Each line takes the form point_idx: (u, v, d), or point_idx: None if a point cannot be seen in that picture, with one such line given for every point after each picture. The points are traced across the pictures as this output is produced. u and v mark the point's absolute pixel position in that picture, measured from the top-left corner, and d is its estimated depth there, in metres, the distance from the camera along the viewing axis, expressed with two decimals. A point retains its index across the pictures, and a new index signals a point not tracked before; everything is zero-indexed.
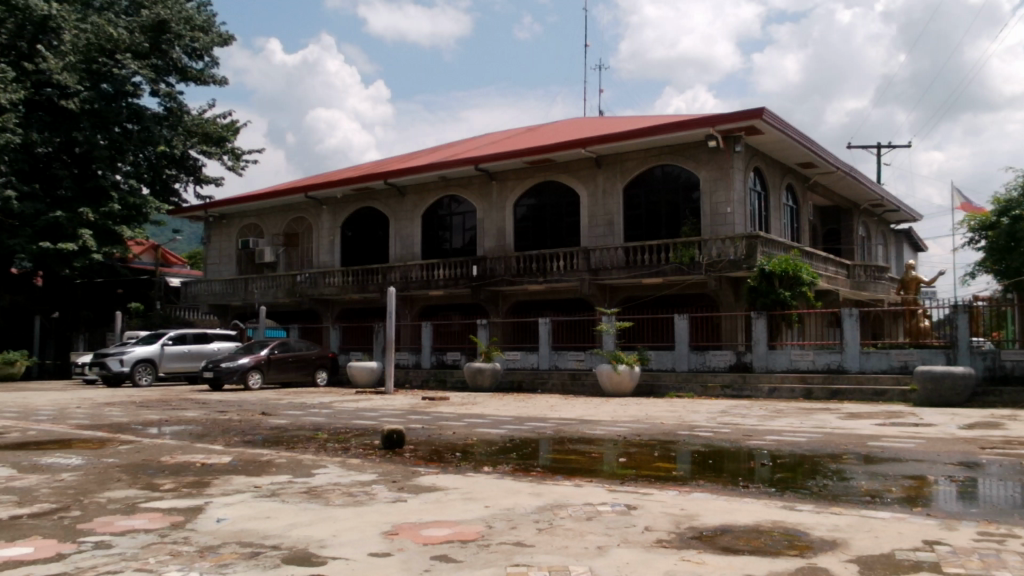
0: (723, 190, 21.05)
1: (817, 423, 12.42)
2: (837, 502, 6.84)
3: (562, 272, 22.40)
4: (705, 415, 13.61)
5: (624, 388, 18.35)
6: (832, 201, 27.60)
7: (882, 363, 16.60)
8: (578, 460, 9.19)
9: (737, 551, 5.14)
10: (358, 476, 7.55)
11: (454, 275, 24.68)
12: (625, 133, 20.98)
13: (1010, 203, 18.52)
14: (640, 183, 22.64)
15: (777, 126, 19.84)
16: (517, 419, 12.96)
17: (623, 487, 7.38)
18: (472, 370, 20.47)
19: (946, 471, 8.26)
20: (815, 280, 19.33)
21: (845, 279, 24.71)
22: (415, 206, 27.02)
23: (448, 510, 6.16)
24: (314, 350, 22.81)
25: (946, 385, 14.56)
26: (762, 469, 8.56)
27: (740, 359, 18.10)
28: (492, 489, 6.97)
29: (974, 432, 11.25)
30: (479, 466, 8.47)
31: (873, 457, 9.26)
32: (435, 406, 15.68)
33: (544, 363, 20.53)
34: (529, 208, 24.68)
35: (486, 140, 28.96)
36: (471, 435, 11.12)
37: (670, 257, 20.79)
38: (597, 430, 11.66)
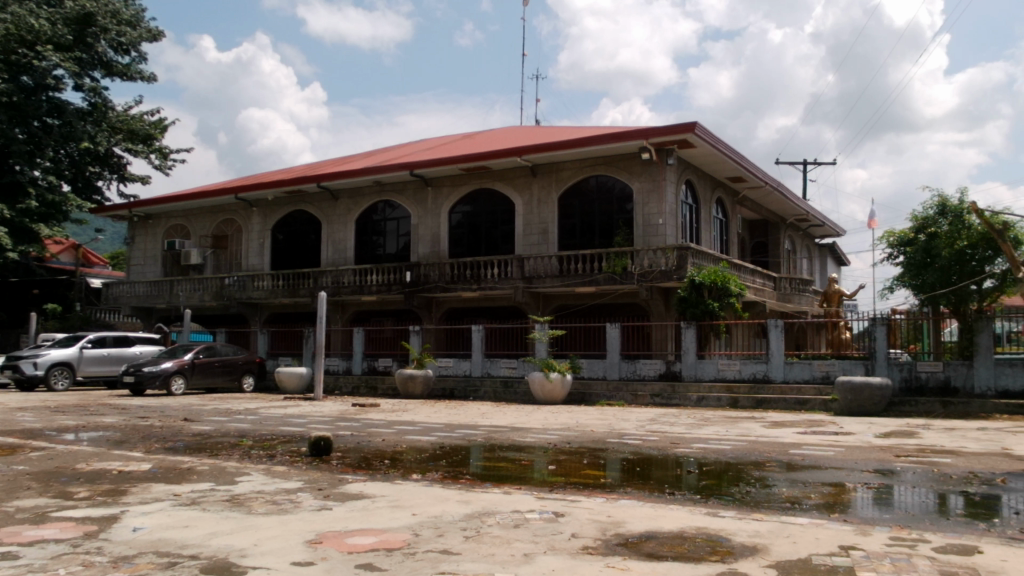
0: (655, 201, 21.40)
1: (742, 432, 12.72)
2: (759, 508, 7.00)
3: (496, 279, 22.47)
4: (635, 423, 13.78)
5: (555, 396, 18.45)
6: (760, 214, 28.33)
7: (805, 373, 17.10)
8: (508, 467, 9.20)
9: (661, 558, 5.22)
10: (282, 484, 7.41)
11: (387, 281, 24.46)
12: (560, 143, 21.13)
13: (926, 220, 19.24)
14: (574, 193, 22.85)
15: (709, 140, 20.26)
16: (448, 426, 12.91)
17: (551, 495, 7.42)
18: (404, 377, 20.30)
19: (863, 479, 8.54)
20: (743, 292, 19.72)
21: (772, 291, 25.40)
22: (349, 210, 26.71)
23: (375, 518, 6.11)
24: (241, 355, 22.34)
25: (864, 395, 15.05)
26: (688, 476, 8.71)
27: (669, 368, 18.45)
28: (421, 497, 6.93)
29: (889, 441, 11.69)
30: (408, 473, 8.42)
31: (795, 465, 9.51)
32: (364, 413, 15.52)
33: (476, 370, 20.66)
34: (464, 215, 24.68)
35: (423, 145, 28.89)
36: (400, 442, 11.04)
37: (603, 266, 21.03)
38: (528, 437, 11.71)
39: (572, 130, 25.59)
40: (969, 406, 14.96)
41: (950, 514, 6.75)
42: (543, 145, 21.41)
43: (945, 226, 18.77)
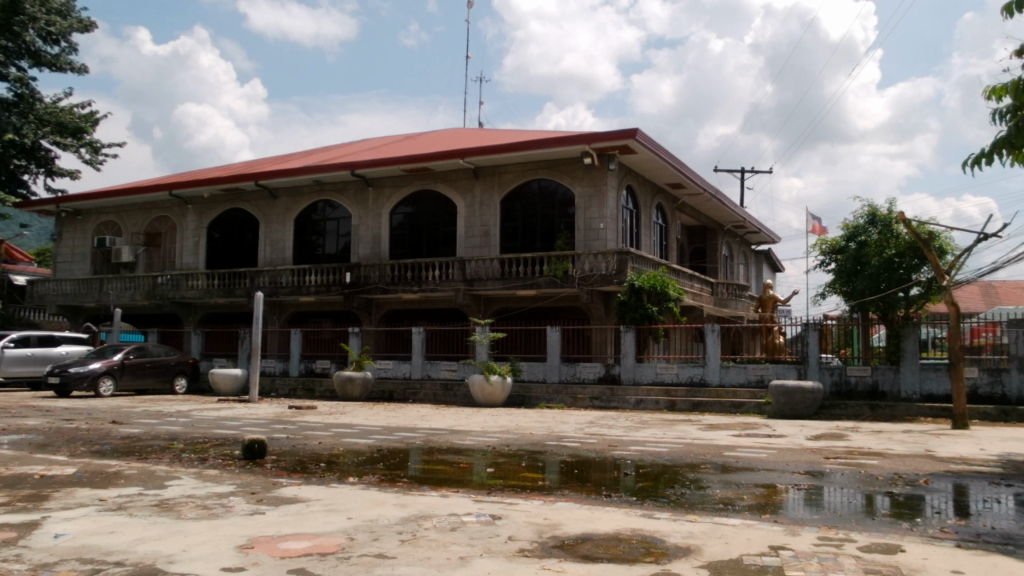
0: (596, 206, 21.59)
1: (678, 434, 12.92)
2: (693, 510, 7.12)
3: (436, 282, 22.42)
4: (573, 426, 13.87)
5: (495, 399, 18.47)
6: (699, 220, 28.83)
7: (740, 377, 17.43)
8: (447, 470, 9.16)
9: (596, 559, 5.26)
10: (215, 488, 7.24)
11: (326, 282, 24.16)
12: (503, 146, 21.16)
13: (857, 229, 19.85)
14: (517, 196, 22.91)
15: (650, 147, 20.53)
16: (386, 429, 12.81)
17: (489, 497, 7.42)
18: (342, 379, 20.07)
19: (793, 480, 8.76)
20: (682, 296, 20.01)
21: (709, 296, 25.88)
22: (288, 209, 26.29)
23: (309, 522, 6.01)
24: (173, 356, 21.82)
25: (797, 399, 15.45)
26: (625, 478, 8.82)
27: (609, 371, 18.63)
28: (357, 501, 6.85)
29: (819, 443, 12.01)
30: (344, 476, 8.32)
31: (729, 467, 9.69)
32: (300, 415, 15.30)
33: (416, 372, 20.51)
34: (405, 216, 24.53)
35: (365, 144, 28.61)
36: (338, 445, 10.90)
37: (544, 269, 21.14)
38: (467, 440, 11.70)
39: (514, 133, 25.65)
40: (896, 409, 15.48)
41: (875, 514, 6.99)
42: (486, 148, 21.42)
43: (874, 235, 19.40)
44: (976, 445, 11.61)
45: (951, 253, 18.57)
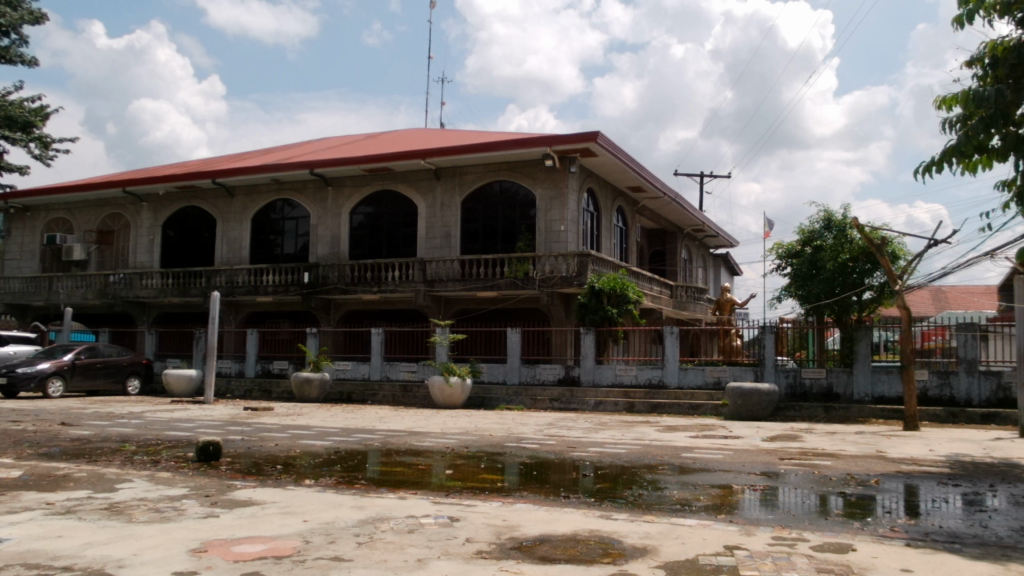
0: (558, 208, 21.65)
1: (637, 435, 13.01)
2: (650, 511, 7.16)
3: (396, 282, 22.32)
4: (533, 427, 13.89)
5: (454, 400, 18.42)
6: (659, 223, 29.08)
7: (697, 379, 17.63)
8: (405, 472, 9.10)
9: (553, 561, 5.27)
10: (167, 491, 7.10)
11: (284, 281, 23.90)
12: (464, 147, 21.12)
13: (812, 234, 20.03)
14: (478, 198, 22.90)
15: (611, 150, 20.65)
16: (344, 431, 12.68)
17: (447, 499, 7.38)
18: (300, 380, 19.82)
19: (748, 480, 8.88)
20: (642, 298, 20.13)
21: (668, 298, 26.13)
22: (245, 207, 25.94)
23: (264, 525, 5.93)
24: (126, 356, 21.40)
25: (753, 401, 15.66)
26: (584, 480, 8.86)
27: (568, 373, 18.69)
28: (313, 503, 6.78)
29: (774, 444, 12.20)
30: (301, 479, 8.22)
31: (687, 468, 9.79)
32: (256, 417, 15.08)
33: (375, 373, 20.38)
34: (365, 216, 24.37)
35: (325, 143, 28.34)
36: (294, 447, 10.78)
37: (505, 271, 21.16)
38: (426, 441, 11.65)
39: (476, 135, 25.64)
40: (849, 411, 15.76)
41: (828, 514, 7.11)
42: (447, 148, 21.36)
43: (830, 239, 19.59)
44: (926, 446, 11.89)
45: (903, 258, 18.98)
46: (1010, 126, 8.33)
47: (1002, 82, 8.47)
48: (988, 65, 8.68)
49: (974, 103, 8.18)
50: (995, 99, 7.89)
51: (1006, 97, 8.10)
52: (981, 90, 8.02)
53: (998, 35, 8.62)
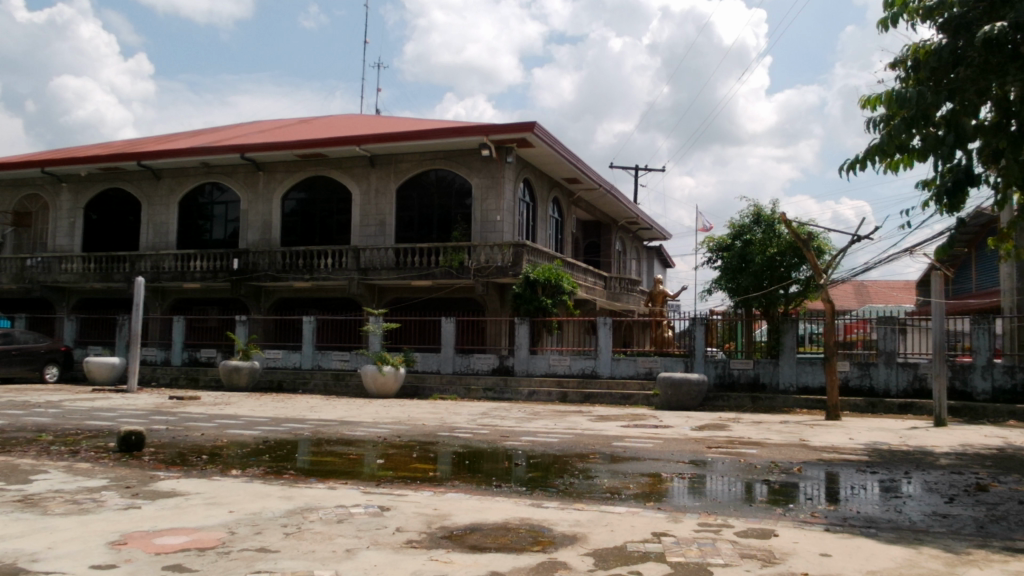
0: (493, 197, 21.63)
1: (569, 425, 13.16)
2: (581, 499, 7.24)
3: (329, 270, 22.04)
4: (466, 417, 13.87)
5: (387, 389, 18.28)
6: (594, 215, 29.35)
7: (629, 369, 17.91)
8: (336, 462, 9.00)
9: (483, 549, 5.28)
10: (85, 482, 6.87)
11: (212, 268, 23.36)
12: (400, 134, 20.91)
13: (743, 228, 20.50)
14: (413, 185, 22.73)
15: (547, 140, 20.70)
16: (273, 420, 12.46)
17: (378, 489, 7.32)
18: (228, 369, 19.38)
19: (676, 469, 9.05)
20: (576, 290, 20.32)
21: (602, 290, 26.41)
22: (172, 191, 25.17)
23: (188, 516, 5.79)
24: (44, 343, 20.62)
25: (683, 390, 15.96)
26: (517, 469, 8.91)
27: (502, 363, 18.78)
28: (239, 494, 6.65)
29: (703, 433, 12.48)
30: (227, 469, 8.05)
31: (618, 457, 9.93)
32: (183, 405, 14.72)
33: (306, 362, 20.06)
34: (298, 202, 23.96)
35: (257, 127, 27.71)
36: (221, 437, 10.55)
37: (440, 260, 21.07)
38: (357, 431, 11.54)
39: (412, 122, 25.39)
40: (774, 401, 16.22)
41: (752, 500, 7.31)
42: (383, 135, 21.14)
43: (759, 234, 20.16)
44: (846, 435, 12.31)
45: (828, 253, 19.54)
46: (930, 127, 8.65)
47: (924, 84, 8.81)
48: (911, 68, 9.05)
49: (902, 103, 8.25)
50: (915, 101, 8.19)
51: (926, 98, 8.40)
52: (903, 91, 8.31)
53: (920, 40, 8.98)
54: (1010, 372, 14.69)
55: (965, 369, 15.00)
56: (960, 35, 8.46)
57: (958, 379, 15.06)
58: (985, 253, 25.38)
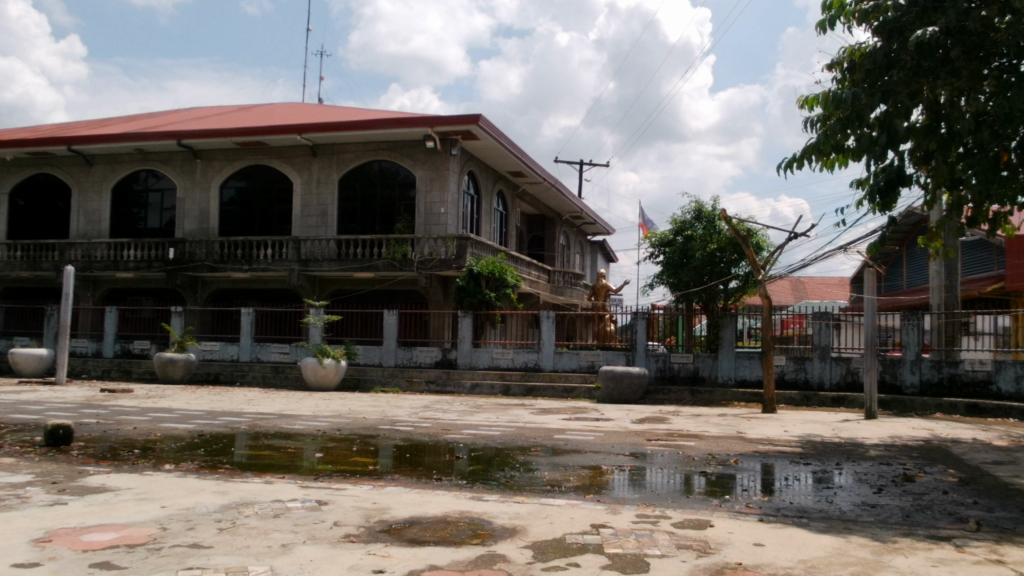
0: (437, 189, 21.50)
1: (511, 418, 13.18)
2: (522, 492, 7.26)
3: (269, 261, 21.68)
4: (408, 410, 13.78)
5: (328, 382, 18.05)
6: (539, 209, 29.42)
7: (572, 362, 18.03)
8: (274, 456, 8.86)
9: (422, 543, 5.25)
10: (7, 478, 6.62)
11: (147, 257, 22.77)
12: (343, 123, 20.64)
13: (684, 224, 20.68)
14: (356, 176, 22.48)
15: (492, 133, 20.66)
16: (209, 413, 12.20)
17: (315, 483, 7.21)
18: (162, 361, 18.85)
19: (617, 461, 9.15)
20: (519, 283, 20.28)
21: (546, 283, 26.52)
22: (104, 177, 24.39)
23: (117, 512, 5.63)
24: None
25: (624, 384, 16.13)
26: (458, 462, 8.89)
27: (445, 356, 18.72)
28: (172, 489, 6.49)
29: (643, 426, 12.64)
30: (160, 464, 7.85)
31: (559, 450, 9.98)
32: (114, 399, 14.33)
33: (244, 355, 19.79)
34: (237, 191, 23.48)
35: (195, 114, 27.02)
36: (155, 431, 10.29)
37: (383, 252, 20.90)
38: (296, 424, 11.38)
39: (355, 111, 25.08)
40: (713, 394, 16.52)
41: (690, 492, 7.42)
42: (325, 124, 20.83)
43: (699, 230, 20.35)
44: (781, 427, 12.61)
45: (767, 250, 19.98)
46: (865, 128, 8.86)
47: (858, 86, 9.04)
48: (846, 69, 9.26)
49: (839, 103, 8.45)
50: (850, 101, 8.38)
51: (861, 100, 8.60)
52: (839, 92, 8.51)
53: (856, 42, 9.21)
54: (936, 367, 15.17)
55: (895, 363, 15.52)
56: (894, 38, 8.70)
57: (888, 374, 15.59)
58: (915, 252, 26.23)
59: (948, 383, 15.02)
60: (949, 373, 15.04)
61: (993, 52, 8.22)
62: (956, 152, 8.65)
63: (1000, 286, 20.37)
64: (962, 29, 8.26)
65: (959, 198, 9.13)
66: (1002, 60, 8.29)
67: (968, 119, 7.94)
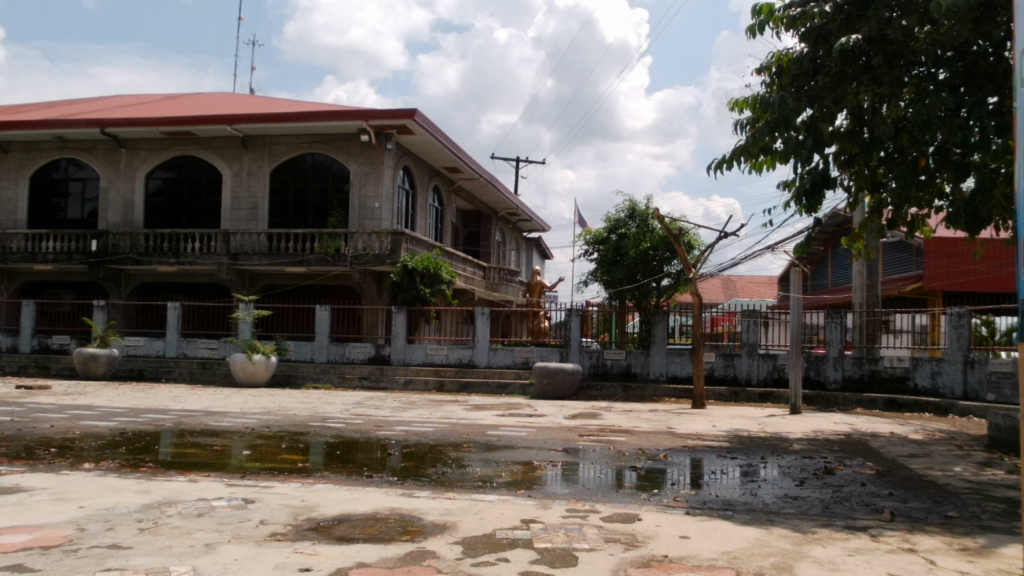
0: (372, 184, 21.28)
1: (444, 414, 13.17)
2: (452, 487, 7.28)
3: (196, 254, 21.22)
4: (339, 406, 13.63)
5: (257, 378, 17.70)
6: (475, 205, 29.40)
7: (506, 358, 18.10)
8: (200, 454, 8.67)
9: (351, 540, 5.22)
10: None
11: (67, 249, 22.00)
12: (276, 115, 20.28)
13: (619, 222, 20.92)
14: (288, 169, 22.12)
15: (428, 128, 20.55)
16: (132, 411, 11.84)
17: (243, 481, 7.09)
18: (83, 357, 18.26)
19: (549, 456, 9.22)
20: (454, 279, 20.23)
21: (481, 279, 26.52)
22: (22, 165, 23.42)
23: (31, 513, 5.43)
24: None
25: (558, 379, 16.25)
26: (391, 458, 8.85)
27: (379, 352, 18.64)
28: (91, 488, 6.29)
29: (575, 421, 12.76)
30: (77, 462, 7.61)
31: (491, 445, 10.02)
32: (30, 396, 13.81)
33: (170, 350, 19.30)
34: (164, 181, 22.84)
35: (119, 102, 26.15)
36: (73, 429, 9.93)
37: (315, 246, 20.66)
38: (223, 422, 11.13)
39: (288, 103, 24.65)
40: (645, 390, 16.79)
41: (621, 486, 7.53)
42: (257, 115, 20.44)
43: (633, 228, 20.64)
44: (710, 422, 12.89)
45: (698, 249, 20.38)
46: (792, 132, 9.08)
47: (786, 90, 9.29)
48: (774, 74, 9.52)
49: (767, 108, 8.68)
50: (778, 105, 8.60)
51: (788, 104, 8.83)
52: (767, 95, 8.72)
53: (783, 47, 9.46)
54: (858, 363, 15.71)
55: (819, 360, 16.03)
56: (819, 45, 8.95)
57: (812, 370, 16.09)
58: (839, 252, 27.09)
59: (869, 379, 15.58)
60: (869, 369, 15.60)
61: (912, 61, 8.52)
62: (878, 156, 8.97)
63: (918, 286, 21.18)
64: (883, 38, 8.54)
65: (880, 200, 9.48)
66: (919, 68, 8.60)
67: (887, 125, 8.23)
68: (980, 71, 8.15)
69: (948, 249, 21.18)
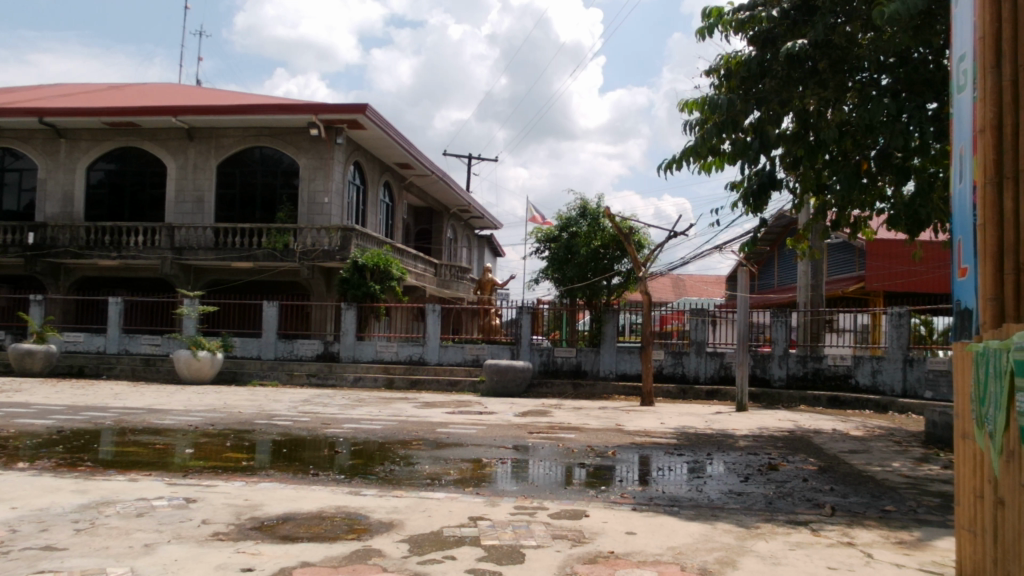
0: (321, 179, 21.02)
1: (393, 412, 13.08)
2: (400, 485, 7.23)
3: (139, 248, 20.68)
4: (286, 404, 13.43)
5: (203, 375, 17.35)
6: (426, 201, 29.29)
7: (456, 356, 18.09)
8: (142, 452, 8.47)
9: (295, 539, 5.15)
10: None
11: (2, 241, 21.29)
12: (223, 107, 19.89)
13: (569, 220, 21.02)
14: (235, 163, 21.75)
15: (380, 124, 20.40)
16: (70, 409, 11.51)
17: (185, 480, 6.96)
18: (19, 353, 17.70)
19: (498, 454, 9.21)
20: (405, 276, 20.08)
21: (433, 276, 26.44)
22: None
23: None
24: None
25: (508, 377, 16.27)
26: (338, 456, 8.76)
27: (327, 348, 18.45)
28: (23, 488, 6.09)
29: (526, 419, 12.77)
30: (11, 462, 7.35)
31: (441, 443, 9.99)
32: None
33: (111, 346, 18.84)
34: (106, 173, 22.26)
35: (59, 91, 25.37)
36: (8, 427, 9.62)
37: (263, 241, 20.35)
38: (166, 419, 10.89)
39: (236, 96, 24.23)
40: (595, 388, 16.92)
41: (569, 483, 7.57)
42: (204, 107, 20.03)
43: (584, 227, 20.77)
44: (659, 420, 13.02)
45: (648, 248, 20.58)
46: (740, 133, 9.21)
47: (734, 91, 9.43)
48: (723, 76, 9.66)
49: (715, 109, 8.80)
50: (726, 106, 8.72)
51: (736, 106, 8.96)
52: (715, 97, 8.84)
53: (733, 50, 9.62)
54: (802, 362, 16.02)
55: (764, 358, 16.32)
56: (767, 48, 9.11)
57: (758, 368, 16.38)
58: (785, 253, 27.61)
59: (812, 376, 15.90)
60: (813, 367, 15.91)
61: (855, 67, 8.73)
62: (822, 159, 9.17)
63: (860, 286, 21.72)
64: (828, 43, 8.73)
65: (824, 202, 9.69)
66: (862, 74, 8.81)
67: (832, 128, 8.41)
68: (920, 77, 8.40)
69: (889, 250, 21.77)
